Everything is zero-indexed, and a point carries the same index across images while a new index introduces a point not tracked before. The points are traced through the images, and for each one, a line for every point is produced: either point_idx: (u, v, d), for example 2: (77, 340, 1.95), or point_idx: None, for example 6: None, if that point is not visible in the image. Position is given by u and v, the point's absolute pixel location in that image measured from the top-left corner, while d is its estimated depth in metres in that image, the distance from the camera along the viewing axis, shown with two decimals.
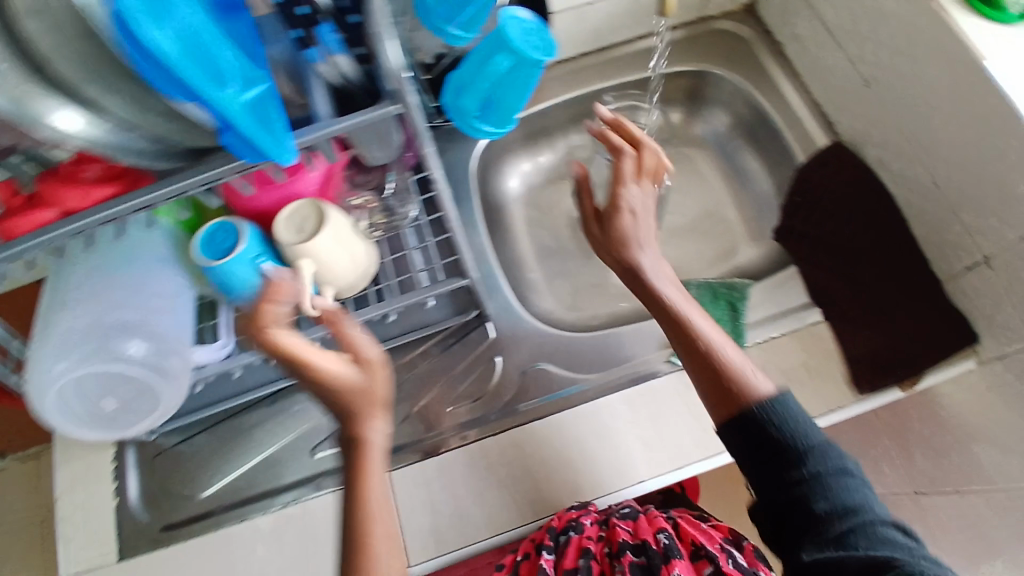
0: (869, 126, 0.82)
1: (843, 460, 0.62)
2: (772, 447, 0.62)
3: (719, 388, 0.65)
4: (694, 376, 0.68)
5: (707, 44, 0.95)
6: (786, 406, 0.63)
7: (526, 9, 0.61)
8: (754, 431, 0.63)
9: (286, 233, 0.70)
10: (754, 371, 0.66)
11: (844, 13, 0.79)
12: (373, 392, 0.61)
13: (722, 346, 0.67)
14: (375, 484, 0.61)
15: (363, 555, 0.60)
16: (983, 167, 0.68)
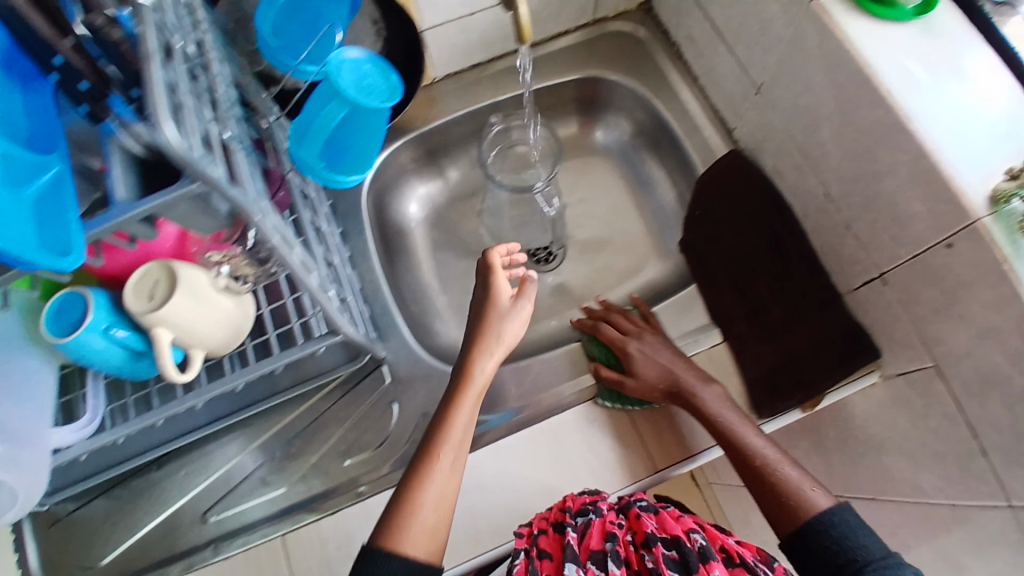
0: (764, 131, 0.78)
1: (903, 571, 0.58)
2: (825, 557, 0.60)
3: (772, 500, 0.65)
4: (753, 482, 0.66)
5: (605, 49, 0.91)
6: (847, 521, 0.61)
7: (355, 48, 0.55)
8: (819, 552, 0.61)
9: (136, 302, 0.65)
10: (810, 485, 0.64)
11: (733, 17, 0.74)
12: (504, 323, 0.69)
13: (774, 460, 0.66)
14: (462, 413, 0.65)
15: (420, 474, 0.62)
16: (874, 181, 0.64)
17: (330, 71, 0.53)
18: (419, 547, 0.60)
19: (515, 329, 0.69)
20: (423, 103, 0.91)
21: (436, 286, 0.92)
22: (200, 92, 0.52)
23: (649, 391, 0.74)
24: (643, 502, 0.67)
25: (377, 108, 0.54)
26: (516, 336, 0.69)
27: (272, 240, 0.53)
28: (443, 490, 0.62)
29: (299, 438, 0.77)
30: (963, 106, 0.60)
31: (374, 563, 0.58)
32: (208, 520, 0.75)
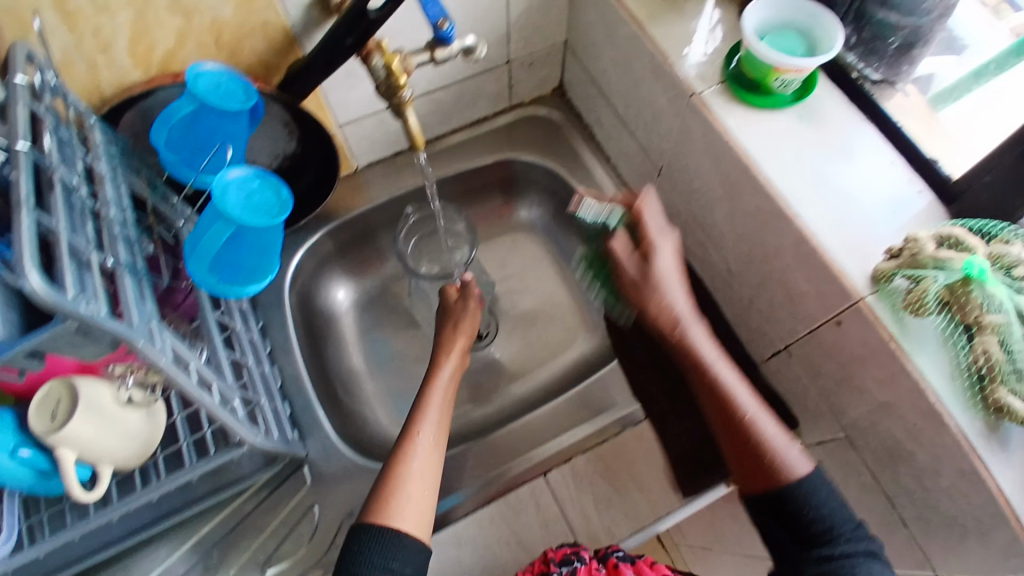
0: (672, 208, 0.80)
1: (872, 546, 0.55)
2: (796, 520, 0.56)
3: (744, 451, 0.59)
4: (724, 426, 0.60)
5: (524, 132, 0.95)
6: (822, 486, 0.57)
7: (238, 168, 0.55)
8: (791, 519, 0.56)
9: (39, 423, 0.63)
10: (789, 443, 0.58)
11: (630, 105, 0.78)
12: (467, 310, 0.76)
13: (756, 411, 0.60)
14: (435, 394, 0.67)
15: (407, 448, 0.61)
16: (767, 260, 0.66)
17: (214, 194, 0.53)
18: (412, 521, 0.57)
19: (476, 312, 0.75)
20: (348, 191, 0.89)
21: (364, 374, 0.88)
22: (84, 222, 0.52)
23: (661, 306, 0.64)
24: (620, 552, 0.65)
25: (264, 225, 0.54)
26: (474, 327, 0.75)
27: (161, 362, 0.52)
28: (425, 468, 0.61)
29: (215, 552, 0.70)
30: (839, 187, 0.62)
31: (364, 539, 0.55)
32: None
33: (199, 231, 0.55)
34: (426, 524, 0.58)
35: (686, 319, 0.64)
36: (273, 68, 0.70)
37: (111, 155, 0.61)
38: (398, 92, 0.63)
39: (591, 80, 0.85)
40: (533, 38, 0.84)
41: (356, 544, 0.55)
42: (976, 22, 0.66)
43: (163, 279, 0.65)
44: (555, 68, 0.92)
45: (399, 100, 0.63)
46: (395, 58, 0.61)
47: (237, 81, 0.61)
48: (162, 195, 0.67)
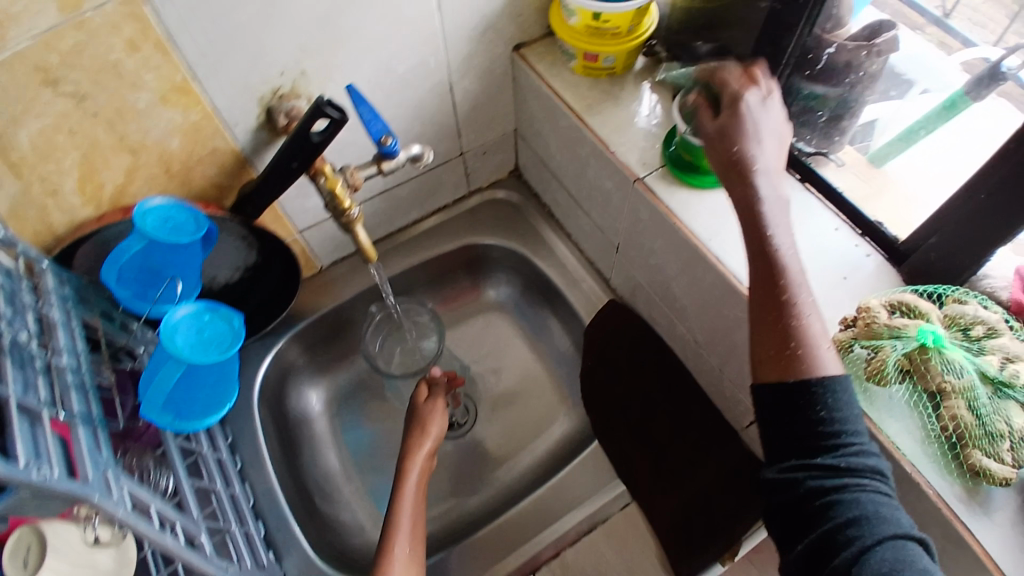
0: (634, 281, 0.81)
1: (881, 462, 0.47)
2: (804, 420, 0.48)
3: (771, 331, 0.50)
4: (761, 305, 0.51)
5: (486, 216, 0.96)
6: (845, 392, 0.48)
7: (184, 307, 0.55)
8: (800, 419, 0.48)
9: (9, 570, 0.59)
10: (824, 342, 0.49)
11: (583, 186, 0.81)
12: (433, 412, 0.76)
13: (805, 300, 0.50)
14: (407, 503, 0.67)
15: (383, 566, 0.61)
16: (728, 332, 0.67)
17: (163, 335, 0.53)
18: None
19: (441, 414, 0.77)
20: (316, 290, 0.88)
21: (341, 475, 0.86)
22: (35, 377, 0.51)
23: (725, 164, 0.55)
24: None
25: (212, 360, 0.54)
26: (440, 428, 0.75)
27: (119, 514, 0.50)
28: None
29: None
30: None
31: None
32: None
33: (152, 373, 0.54)
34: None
35: (755, 184, 0.53)
36: (225, 189, 0.71)
37: (64, 297, 0.60)
38: (346, 209, 0.65)
39: (546, 166, 0.89)
40: (484, 129, 0.88)
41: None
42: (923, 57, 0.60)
43: (117, 421, 0.64)
44: (509, 152, 0.95)
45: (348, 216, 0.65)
46: (338, 181, 0.63)
47: (187, 212, 0.61)
48: (119, 324, 0.67)
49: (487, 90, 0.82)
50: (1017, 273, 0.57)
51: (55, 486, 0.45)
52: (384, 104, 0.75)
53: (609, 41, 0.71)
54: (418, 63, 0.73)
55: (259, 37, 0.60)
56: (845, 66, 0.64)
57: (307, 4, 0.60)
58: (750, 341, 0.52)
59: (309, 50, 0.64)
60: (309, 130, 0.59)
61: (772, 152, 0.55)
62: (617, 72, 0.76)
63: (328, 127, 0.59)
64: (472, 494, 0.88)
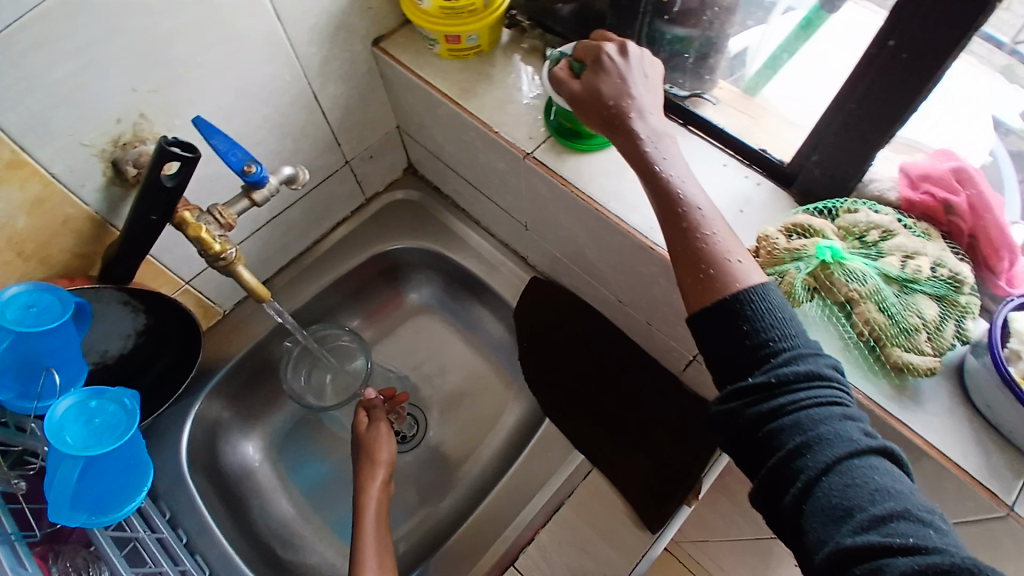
0: (550, 255, 0.80)
1: (822, 368, 0.46)
2: (735, 343, 0.48)
3: (686, 261, 0.51)
4: (674, 239, 0.52)
5: (389, 219, 0.93)
6: (768, 297, 0.48)
7: (65, 399, 0.50)
8: (731, 344, 0.48)
9: None
10: (734, 255, 0.50)
11: (477, 172, 0.79)
12: (378, 437, 0.73)
13: (708, 219, 0.51)
14: (370, 539, 0.64)
15: None
16: (648, 288, 0.67)
17: (48, 434, 0.47)
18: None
19: (387, 433, 0.73)
20: (226, 335, 0.83)
21: (299, 518, 0.82)
22: None
23: (606, 113, 0.56)
24: None
25: (111, 448, 0.48)
26: (388, 452, 0.72)
27: None
28: None
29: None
30: None
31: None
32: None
33: (53, 476, 0.49)
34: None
35: (637, 122, 0.54)
36: (93, 257, 0.65)
37: None
38: (220, 252, 0.60)
39: (437, 158, 0.86)
40: (364, 134, 0.84)
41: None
42: None
43: (35, 531, 0.58)
44: (398, 152, 0.91)
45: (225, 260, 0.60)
46: (201, 226, 0.58)
47: (49, 293, 0.55)
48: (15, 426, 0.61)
49: (357, 92, 0.78)
50: (902, 171, 0.59)
51: None
52: (246, 130, 0.70)
53: (468, 19, 0.68)
54: (272, 79, 0.68)
55: (84, 91, 0.55)
56: (699, 6, 0.65)
57: (130, 44, 0.55)
58: (677, 279, 0.53)
59: (143, 92, 0.59)
60: (159, 175, 0.54)
61: (646, 93, 0.56)
62: (484, 50, 0.73)
63: (181, 168, 0.54)
64: (440, 501, 0.85)
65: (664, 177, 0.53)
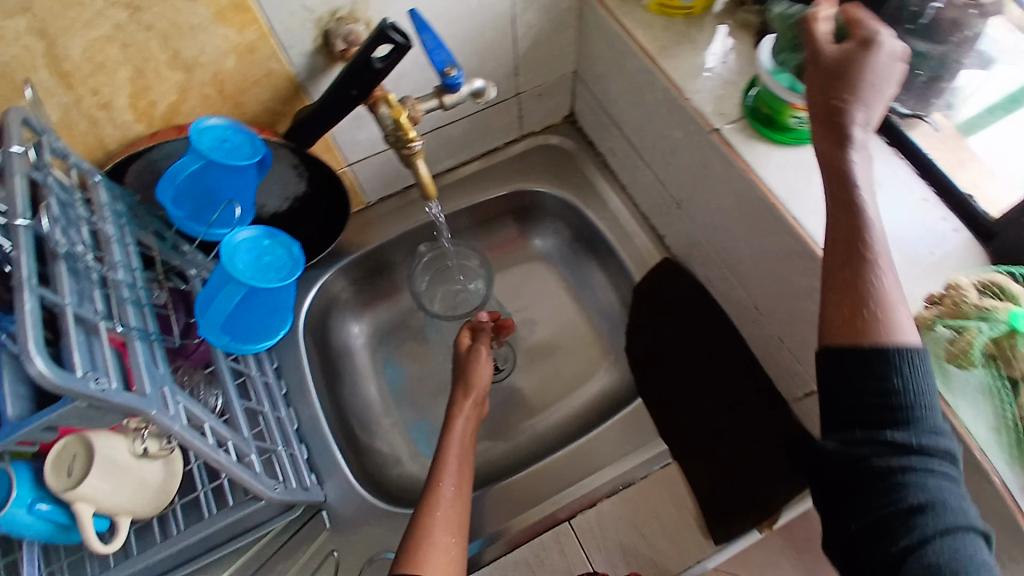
0: (692, 238, 0.78)
1: (949, 443, 0.44)
2: (877, 385, 0.44)
3: (847, 290, 0.46)
4: (839, 264, 0.47)
5: (536, 161, 0.94)
6: (920, 356, 0.45)
7: (246, 230, 0.54)
8: (874, 385, 0.44)
9: (56, 480, 0.60)
10: (903, 305, 0.46)
11: (645, 137, 0.78)
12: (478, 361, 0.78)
13: (886, 260, 0.46)
14: (452, 449, 0.69)
15: (423, 515, 0.62)
16: (790, 299, 0.64)
17: (223, 255, 0.51)
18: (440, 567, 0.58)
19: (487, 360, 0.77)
20: (359, 228, 0.89)
21: (380, 408, 0.88)
22: (91, 291, 0.51)
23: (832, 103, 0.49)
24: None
25: (271, 285, 0.52)
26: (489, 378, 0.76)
27: (175, 429, 0.51)
28: (449, 515, 0.63)
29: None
30: None
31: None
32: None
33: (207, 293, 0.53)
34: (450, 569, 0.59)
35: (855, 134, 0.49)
36: (280, 115, 0.69)
37: (118, 213, 0.58)
38: (408, 140, 0.61)
39: (604, 111, 0.84)
40: (541, 70, 0.84)
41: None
42: (1002, 34, 0.63)
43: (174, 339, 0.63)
44: (564, 97, 0.91)
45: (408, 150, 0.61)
46: (404, 112, 0.60)
47: (243, 134, 0.58)
48: (171, 245, 0.64)
49: (552, 25, 0.78)
50: None
51: (111, 400, 0.45)
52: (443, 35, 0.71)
53: None
54: None
55: None
56: (951, 26, 0.59)
57: None
58: (822, 301, 0.48)
59: None
60: (370, 55, 0.57)
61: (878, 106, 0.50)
62: (695, 13, 0.71)
63: (391, 53, 0.57)
64: (505, 439, 0.87)
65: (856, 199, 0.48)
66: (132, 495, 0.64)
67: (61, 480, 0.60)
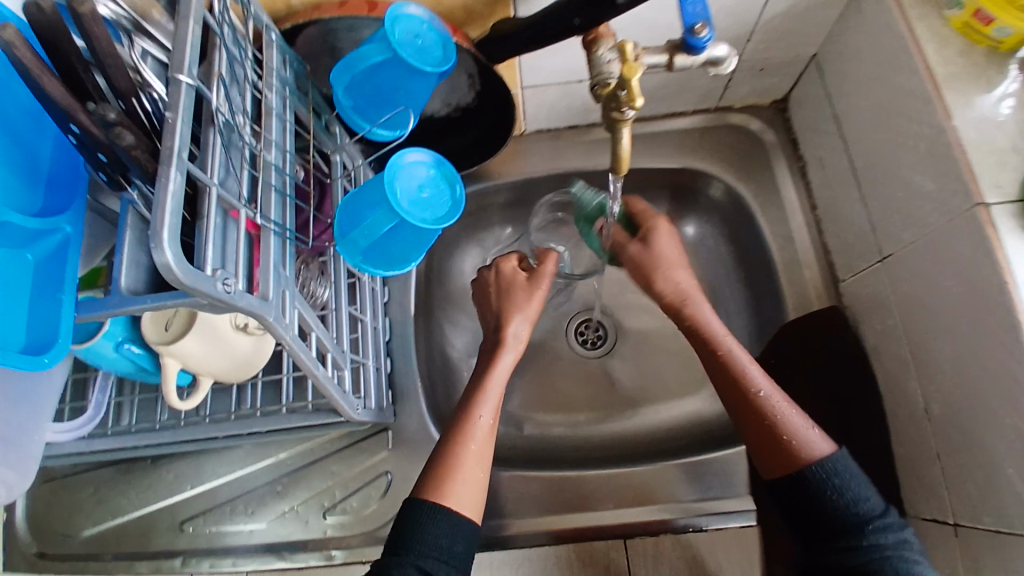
0: (881, 299, 0.69)
1: (906, 536, 0.55)
2: (829, 509, 0.56)
3: (763, 440, 0.60)
4: (734, 410, 0.63)
5: (719, 141, 0.84)
6: (845, 465, 0.57)
7: (421, 153, 0.48)
8: (821, 507, 0.56)
9: (153, 330, 0.58)
10: (803, 427, 0.60)
11: (874, 161, 0.67)
12: (512, 287, 0.66)
13: (766, 390, 0.62)
14: (498, 376, 0.61)
15: (450, 453, 0.56)
16: (979, 415, 0.56)
17: (388, 171, 0.46)
18: (468, 504, 0.54)
19: (528, 288, 0.66)
20: (507, 154, 0.83)
21: (469, 340, 0.85)
22: (240, 171, 0.45)
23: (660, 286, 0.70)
24: None
25: (426, 227, 0.46)
26: (534, 309, 0.65)
27: (286, 339, 0.47)
28: (481, 453, 0.57)
29: (288, 475, 0.74)
30: None
31: (415, 515, 0.52)
32: (184, 530, 0.72)
33: (356, 203, 0.48)
34: (478, 504, 0.55)
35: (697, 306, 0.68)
36: (476, 18, 0.60)
37: (284, 82, 0.51)
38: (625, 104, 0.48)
39: (832, 110, 0.73)
40: (776, 42, 0.72)
41: (408, 512, 0.53)
42: None
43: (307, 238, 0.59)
44: (786, 79, 0.79)
45: (616, 114, 0.49)
46: (638, 69, 0.46)
47: (439, 34, 0.50)
48: (324, 125, 0.60)
49: None
50: None
51: (226, 304, 0.40)
52: None
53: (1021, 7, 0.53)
54: None
55: None
56: None
57: None
58: (748, 449, 0.62)
59: None
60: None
61: (693, 284, 0.70)
62: (1001, 48, 0.58)
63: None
64: (580, 423, 0.82)
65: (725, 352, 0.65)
66: (221, 364, 0.62)
67: (156, 330, 0.58)
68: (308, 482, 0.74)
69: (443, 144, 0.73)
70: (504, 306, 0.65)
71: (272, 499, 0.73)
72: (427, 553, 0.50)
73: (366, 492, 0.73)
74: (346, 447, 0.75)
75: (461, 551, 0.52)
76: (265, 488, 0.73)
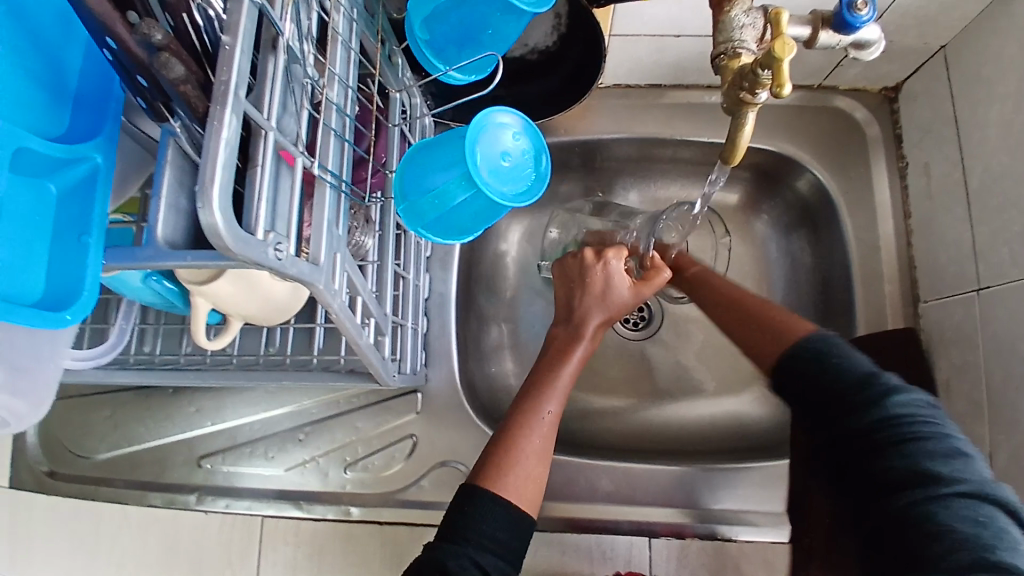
0: (969, 331, 0.61)
1: (920, 399, 0.47)
2: (837, 387, 0.49)
3: (754, 341, 0.57)
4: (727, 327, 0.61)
5: (813, 125, 0.75)
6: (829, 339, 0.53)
7: (512, 115, 0.42)
8: (829, 387, 0.50)
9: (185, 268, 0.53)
10: (786, 317, 0.56)
11: (993, 177, 0.59)
12: (611, 281, 0.61)
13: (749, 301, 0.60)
14: (568, 372, 0.57)
15: (510, 446, 0.52)
16: None
17: (474, 129, 0.40)
18: (524, 499, 0.51)
19: (628, 289, 0.61)
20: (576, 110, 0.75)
21: (509, 307, 0.80)
22: (298, 110, 0.39)
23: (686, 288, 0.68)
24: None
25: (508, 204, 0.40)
26: (623, 311, 0.62)
27: (333, 306, 0.42)
28: (542, 448, 0.53)
29: (311, 425, 0.71)
30: None
31: (468, 502, 0.49)
32: (200, 467, 0.70)
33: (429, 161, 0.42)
34: (535, 498, 0.52)
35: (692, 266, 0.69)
36: None
37: (352, 5, 0.44)
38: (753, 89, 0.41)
39: (953, 110, 0.64)
40: (904, 24, 0.61)
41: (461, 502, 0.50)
42: None
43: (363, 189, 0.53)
44: (904, 66, 0.69)
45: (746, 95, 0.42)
46: (790, 50, 0.37)
47: None
48: (388, 58, 0.52)
49: None
50: None
51: (278, 269, 0.35)
52: None
53: None
54: None
55: None
56: None
57: None
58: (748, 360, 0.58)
59: None
60: None
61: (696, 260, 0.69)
62: None
63: None
64: (611, 409, 0.79)
65: (712, 287, 0.65)
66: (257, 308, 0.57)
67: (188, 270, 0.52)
68: (330, 434, 0.71)
69: (510, 95, 0.65)
70: (597, 300, 0.61)
71: (291, 447, 0.70)
72: (481, 544, 0.47)
73: (389, 453, 0.70)
74: (373, 403, 0.71)
75: (516, 546, 0.49)
76: (283, 436, 0.71)
